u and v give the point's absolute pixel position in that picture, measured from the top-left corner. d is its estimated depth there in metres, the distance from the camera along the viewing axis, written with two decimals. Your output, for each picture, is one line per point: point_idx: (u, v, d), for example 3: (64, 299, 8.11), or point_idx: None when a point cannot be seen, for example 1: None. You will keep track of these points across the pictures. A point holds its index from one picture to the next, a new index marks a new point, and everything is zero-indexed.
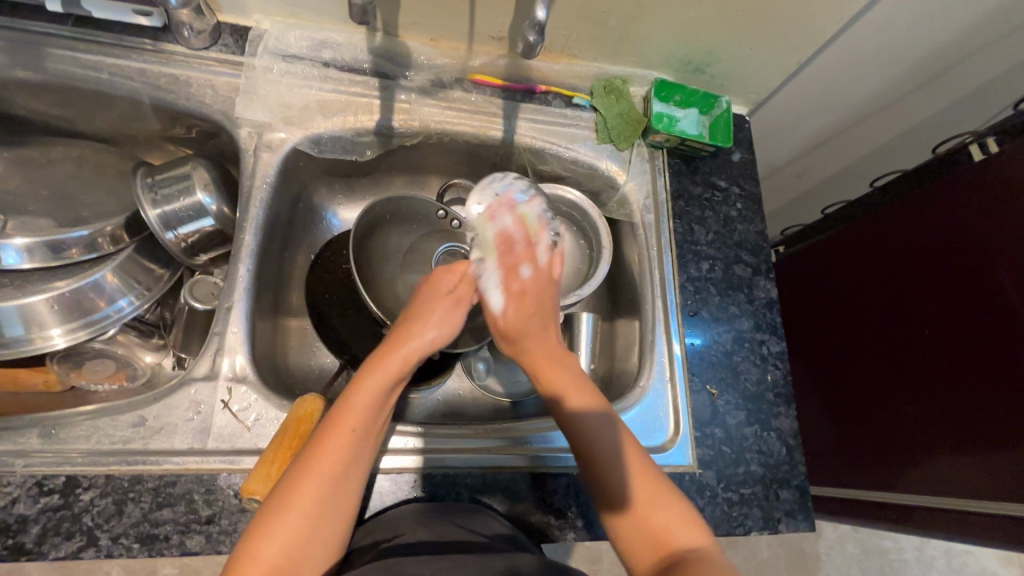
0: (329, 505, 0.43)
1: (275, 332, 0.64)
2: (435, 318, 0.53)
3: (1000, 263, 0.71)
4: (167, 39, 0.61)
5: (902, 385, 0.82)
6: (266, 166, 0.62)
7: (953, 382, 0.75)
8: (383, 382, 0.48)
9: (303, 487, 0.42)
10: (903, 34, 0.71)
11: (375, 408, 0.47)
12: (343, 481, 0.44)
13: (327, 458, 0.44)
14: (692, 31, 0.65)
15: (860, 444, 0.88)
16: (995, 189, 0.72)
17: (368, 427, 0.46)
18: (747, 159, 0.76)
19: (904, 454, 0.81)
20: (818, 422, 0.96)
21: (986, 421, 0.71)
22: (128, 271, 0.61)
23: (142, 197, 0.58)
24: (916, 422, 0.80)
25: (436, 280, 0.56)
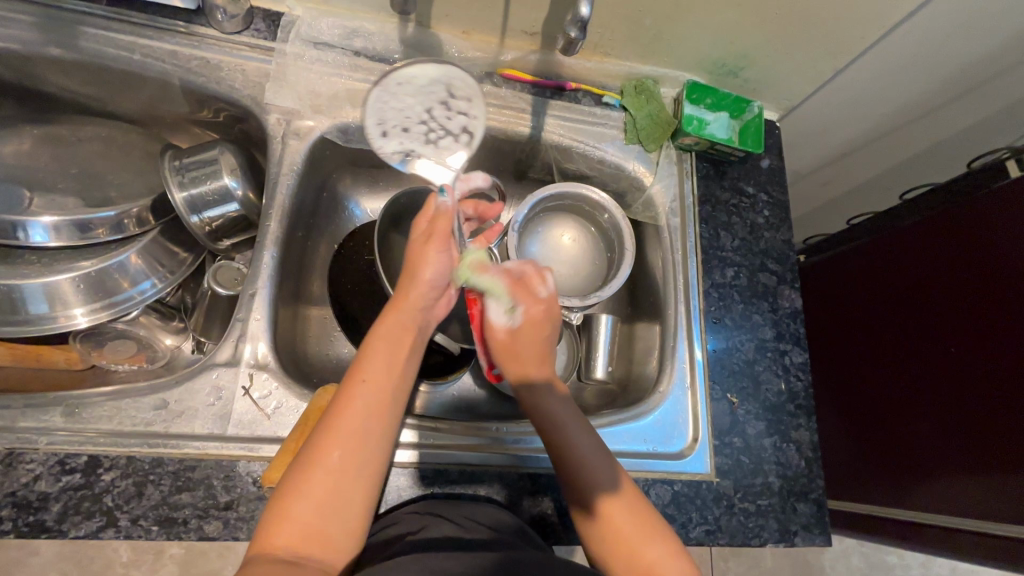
0: (351, 461, 0.43)
1: (295, 320, 0.64)
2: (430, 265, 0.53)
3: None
4: (200, 21, 0.61)
5: (921, 404, 0.81)
6: (294, 153, 0.62)
7: (974, 404, 0.74)
8: (390, 340, 0.49)
9: (329, 443, 0.43)
10: (943, 45, 0.69)
11: (389, 362, 0.48)
12: (362, 436, 0.44)
13: (347, 413, 0.44)
14: (729, 33, 0.64)
15: (878, 459, 0.87)
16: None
17: (380, 382, 0.47)
18: (776, 166, 0.75)
19: (920, 471, 0.80)
20: (833, 435, 0.95)
21: (1004, 445, 0.70)
22: (152, 253, 0.61)
23: (170, 179, 0.58)
24: (935, 440, 0.78)
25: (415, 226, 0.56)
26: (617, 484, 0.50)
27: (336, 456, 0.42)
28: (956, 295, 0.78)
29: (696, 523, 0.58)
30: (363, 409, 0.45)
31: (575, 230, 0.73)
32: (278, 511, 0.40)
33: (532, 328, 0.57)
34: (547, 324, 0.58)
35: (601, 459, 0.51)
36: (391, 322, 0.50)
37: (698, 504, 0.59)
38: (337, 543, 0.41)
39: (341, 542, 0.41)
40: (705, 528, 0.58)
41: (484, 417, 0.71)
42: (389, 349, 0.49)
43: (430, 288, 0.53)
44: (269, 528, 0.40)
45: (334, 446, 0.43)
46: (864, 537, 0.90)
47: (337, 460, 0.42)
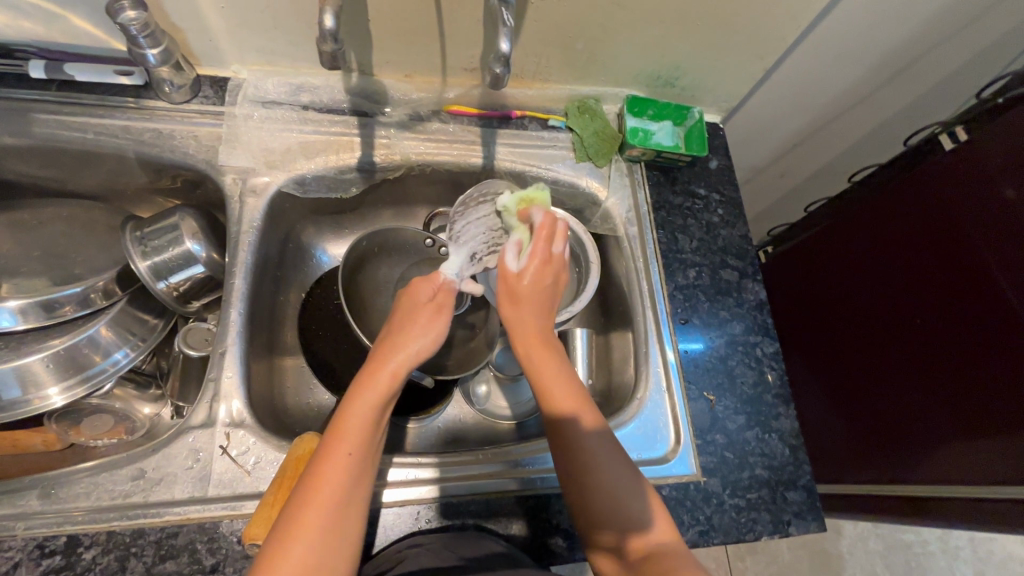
0: (336, 533, 0.41)
1: (271, 372, 0.64)
2: (419, 328, 0.51)
3: (988, 249, 0.71)
4: (149, 95, 0.63)
5: (901, 376, 0.83)
6: (252, 210, 0.63)
7: (949, 370, 0.76)
8: (375, 405, 0.47)
9: (308, 513, 0.41)
10: (862, 35, 0.73)
11: (371, 426, 0.46)
12: (346, 506, 0.43)
13: (327, 481, 0.43)
14: (658, 47, 0.67)
15: (870, 437, 0.88)
16: (970, 175, 0.73)
17: (366, 448, 0.45)
18: (724, 165, 0.77)
19: (913, 445, 0.81)
20: (825, 419, 0.97)
21: (989, 409, 0.71)
22: (122, 324, 0.62)
23: (132, 250, 0.60)
24: (923, 411, 0.79)
25: (414, 290, 0.55)
26: (639, 521, 0.47)
27: (320, 525, 0.41)
28: (917, 267, 0.80)
29: (688, 525, 0.58)
30: (349, 475, 0.43)
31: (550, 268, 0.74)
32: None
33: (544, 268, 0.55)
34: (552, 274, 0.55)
35: (621, 490, 0.48)
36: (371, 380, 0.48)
37: (689, 506, 0.59)
38: None
39: None
40: (698, 529, 0.58)
41: (471, 446, 0.72)
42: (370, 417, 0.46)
43: (414, 351, 0.50)
44: None
45: (315, 515, 0.41)
46: (869, 518, 0.90)
47: (322, 527, 0.41)
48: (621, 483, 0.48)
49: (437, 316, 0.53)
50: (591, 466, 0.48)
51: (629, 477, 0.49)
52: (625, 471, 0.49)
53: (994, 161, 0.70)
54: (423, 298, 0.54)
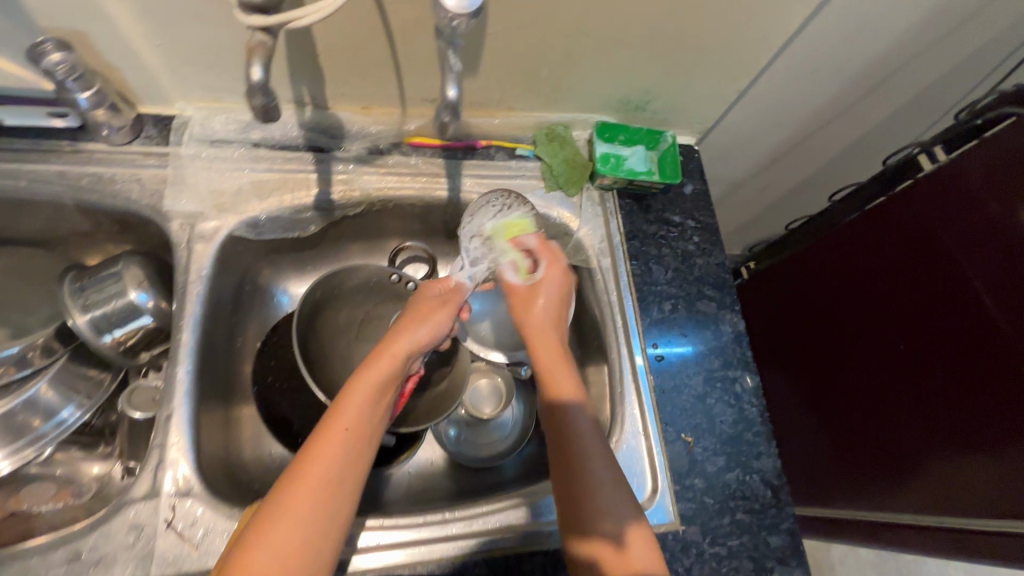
0: (324, 516, 0.42)
1: (227, 426, 0.61)
2: (424, 319, 0.54)
3: (967, 267, 0.70)
4: (86, 137, 0.59)
5: (883, 396, 0.81)
6: (201, 258, 0.59)
7: (929, 389, 0.74)
8: (373, 391, 0.48)
9: (294, 494, 0.42)
10: (836, 55, 0.71)
11: (368, 409, 0.48)
12: (337, 490, 0.44)
13: (319, 459, 0.44)
14: (626, 73, 0.65)
15: (857, 462, 0.86)
16: (948, 194, 0.72)
17: (360, 433, 0.47)
18: (699, 190, 0.75)
19: (901, 470, 0.79)
20: (807, 439, 0.95)
21: (975, 431, 0.69)
22: (66, 381, 0.59)
23: (71, 304, 0.56)
24: (909, 434, 0.77)
25: (425, 288, 0.59)
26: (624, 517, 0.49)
27: (307, 506, 0.42)
28: (896, 286, 0.79)
29: None
30: (344, 452, 0.45)
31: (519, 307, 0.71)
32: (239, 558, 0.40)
33: (551, 289, 0.60)
34: (554, 297, 0.60)
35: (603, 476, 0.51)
36: (372, 362, 0.50)
37: (666, 557, 0.57)
38: None
39: None
40: None
41: (444, 492, 0.69)
42: (368, 400, 0.48)
43: (416, 339, 0.52)
44: None
45: (303, 494, 0.42)
46: (854, 541, 0.88)
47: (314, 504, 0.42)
48: (602, 473, 0.51)
49: (439, 308, 0.55)
50: (578, 451, 0.52)
51: (610, 473, 0.51)
52: (604, 461, 0.52)
53: (974, 178, 0.69)
54: (434, 294, 0.58)
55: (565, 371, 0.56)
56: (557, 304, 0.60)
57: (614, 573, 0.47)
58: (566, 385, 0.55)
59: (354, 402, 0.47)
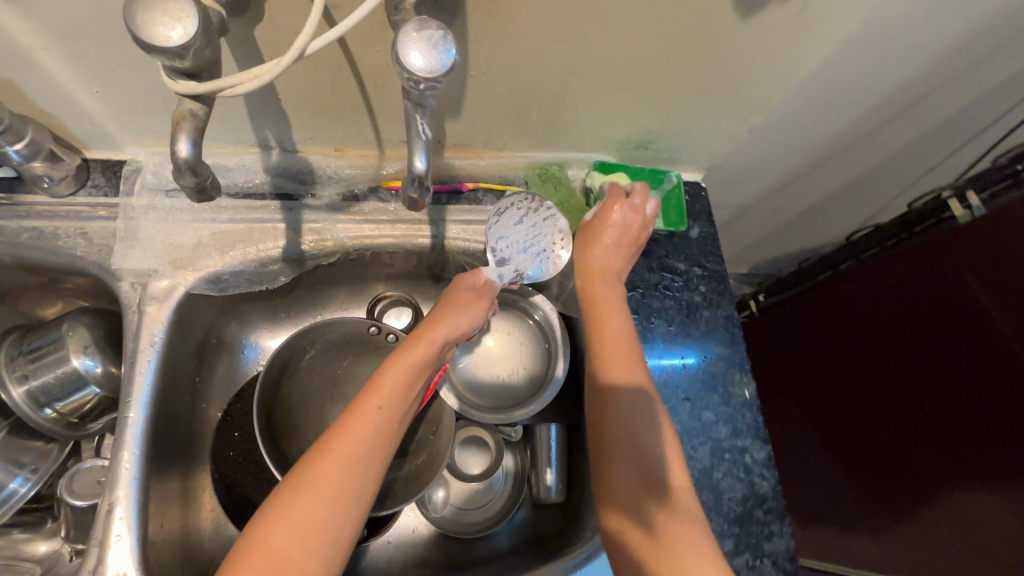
0: (348, 491, 0.42)
1: (186, 503, 0.56)
2: (461, 303, 0.53)
3: (994, 319, 0.66)
4: (24, 189, 0.54)
5: (910, 441, 0.79)
6: (153, 321, 0.53)
7: (955, 437, 0.73)
8: (409, 371, 0.48)
9: (321, 469, 0.41)
10: (857, 91, 0.64)
11: (402, 390, 0.47)
12: (364, 467, 0.43)
13: (352, 434, 0.43)
14: (625, 113, 0.58)
15: (882, 501, 0.86)
16: (978, 240, 0.68)
17: (394, 412, 0.46)
18: (707, 233, 0.68)
19: (928, 515, 0.79)
20: (835, 480, 0.94)
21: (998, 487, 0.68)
22: (6, 456, 0.54)
23: (7, 375, 0.51)
24: (934, 481, 0.77)
25: (460, 277, 0.56)
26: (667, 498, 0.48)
27: (332, 483, 0.41)
28: (921, 332, 0.76)
29: None
30: (375, 430, 0.44)
31: (523, 369, 0.64)
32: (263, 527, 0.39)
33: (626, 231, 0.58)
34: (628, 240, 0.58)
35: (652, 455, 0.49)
36: (409, 343, 0.50)
37: None
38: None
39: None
40: None
41: (426, 565, 0.64)
42: (403, 381, 0.47)
43: (453, 325, 0.51)
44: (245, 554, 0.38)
45: (330, 469, 0.41)
46: None
47: (338, 479, 0.41)
48: (646, 446, 0.49)
49: (473, 294, 0.54)
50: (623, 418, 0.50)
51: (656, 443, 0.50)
52: (653, 432, 0.50)
53: (1007, 223, 0.64)
54: (471, 281, 0.56)
55: (621, 329, 0.54)
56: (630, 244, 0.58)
57: (646, 554, 0.45)
58: (617, 344, 0.53)
59: (390, 380, 0.47)
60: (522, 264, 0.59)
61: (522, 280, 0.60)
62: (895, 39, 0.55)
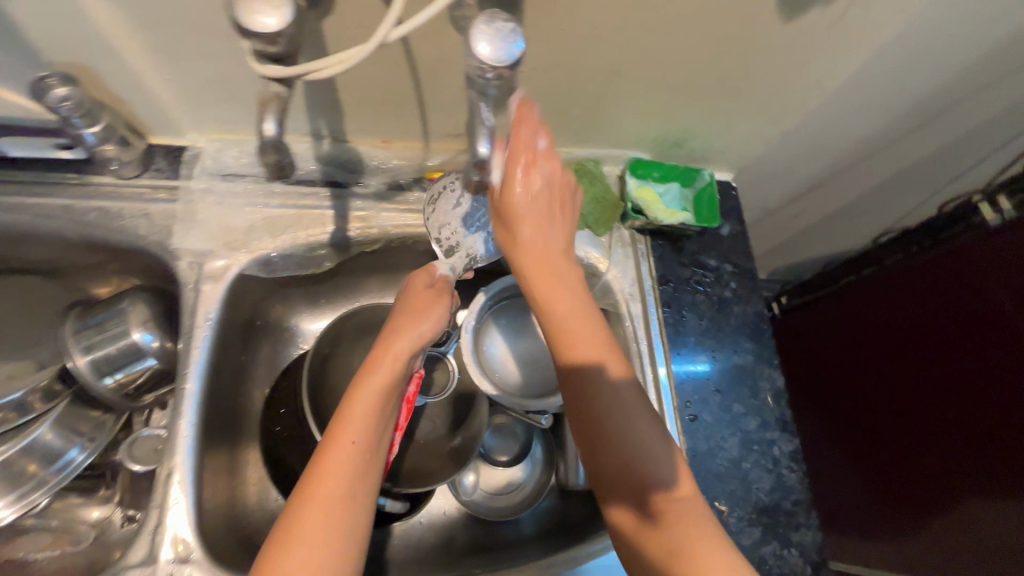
0: (336, 534, 0.41)
1: (232, 474, 0.58)
2: (424, 313, 0.51)
3: (1006, 316, 0.68)
4: (93, 169, 0.56)
5: (930, 445, 0.79)
6: (209, 299, 0.56)
7: (977, 442, 0.73)
8: (377, 397, 0.46)
9: (304, 517, 0.41)
10: (891, 98, 0.65)
11: (374, 416, 0.46)
12: (349, 504, 0.43)
13: (328, 476, 0.42)
14: (664, 112, 0.60)
15: (890, 495, 0.88)
16: (994, 240, 0.69)
17: (368, 443, 0.45)
18: (737, 232, 0.70)
19: (934, 507, 0.81)
20: (851, 480, 0.95)
21: (1001, 479, 0.70)
22: (67, 424, 0.56)
23: (73, 345, 0.54)
24: (941, 473, 0.78)
25: (414, 276, 0.55)
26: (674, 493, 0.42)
27: (315, 529, 0.41)
28: (936, 331, 0.77)
29: None
30: (350, 467, 0.43)
31: (543, 342, 0.68)
32: None
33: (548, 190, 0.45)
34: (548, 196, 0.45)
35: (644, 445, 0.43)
36: (372, 366, 0.48)
37: None
38: None
39: None
40: None
41: (457, 547, 0.66)
42: (372, 408, 0.46)
43: (416, 335, 0.50)
44: None
45: (311, 517, 0.41)
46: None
47: (332, 499, 0.42)
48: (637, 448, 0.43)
49: (429, 300, 0.52)
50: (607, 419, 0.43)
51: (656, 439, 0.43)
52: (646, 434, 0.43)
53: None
54: (423, 283, 0.54)
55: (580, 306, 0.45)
56: (555, 206, 0.46)
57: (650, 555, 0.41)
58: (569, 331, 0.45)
59: (358, 410, 0.46)
60: (472, 246, 0.59)
61: (470, 267, 0.59)
62: (934, 46, 0.56)
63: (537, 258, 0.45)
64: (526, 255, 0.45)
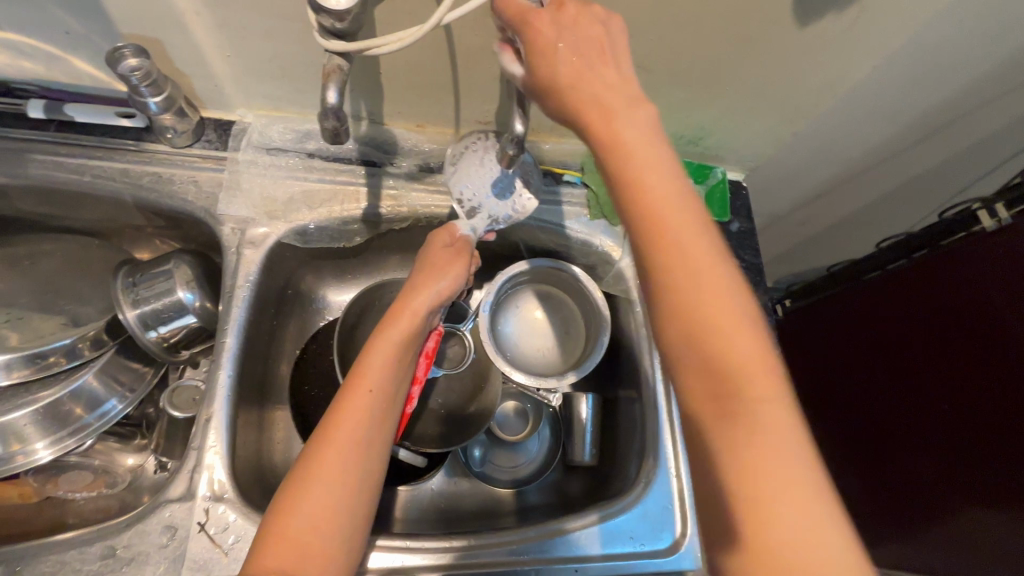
0: (352, 469, 0.47)
1: (261, 429, 0.62)
2: (438, 276, 0.57)
3: (1000, 319, 0.71)
4: (150, 138, 0.61)
5: (926, 446, 0.82)
6: (250, 263, 0.60)
7: (971, 444, 0.75)
8: (392, 351, 0.52)
9: (324, 455, 0.46)
10: (899, 108, 0.69)
11: (388, 368, 0.52)
12: (364, 444, 0.48)
13: (345, 419, 0.48)
14: (682, 109, 0.64)
15: (888, 493, 0.90)
16: (989, 247, 0.72)
17: (383, 391, 0.51)
18: (746, 228, 0.73)
19: (932, 507, 0.83)
20: (848, 479, 0.98)
21: (998, 481, 0.72)
22: (110, 373, 0.60)
23: (122, 298, 0.57)
24: (935, 474, 0.81)
25: (434, 236, 0.59)
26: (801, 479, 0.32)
27: (333, 464, 0.46)
28: (932, 333, 0.80)
29: None
30: (365, 412, 0.49)
31: (555, 325, 0.71)
32: (280, 515, 0.44)
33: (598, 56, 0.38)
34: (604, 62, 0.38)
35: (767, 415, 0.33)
36: (390, 323, 0.54)
37: None
38: (332, 550, 0.44)
39: (337, 548, 0.44)
40: None
41: (466, 513, 0.69)
42: (386, 361, 0.52)
43: (431, 296, 0.56)
44: (269, 540, 0.43)
45: (330, 453, 0.47)
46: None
47: (348, 439, 0.48)
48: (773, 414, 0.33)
49: (447, 260, 0.58)
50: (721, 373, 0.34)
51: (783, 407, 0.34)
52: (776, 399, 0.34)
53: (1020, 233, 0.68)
54: (442, 246, 0.58)
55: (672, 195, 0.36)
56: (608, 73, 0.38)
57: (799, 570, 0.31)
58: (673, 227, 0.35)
59: (375, 362, 0.52)
60: (494, 209, 0.59)
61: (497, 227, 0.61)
62: (940, 58, 0.60)
63: (643, 163, 0.36)
64: (627, 160, 0.36)
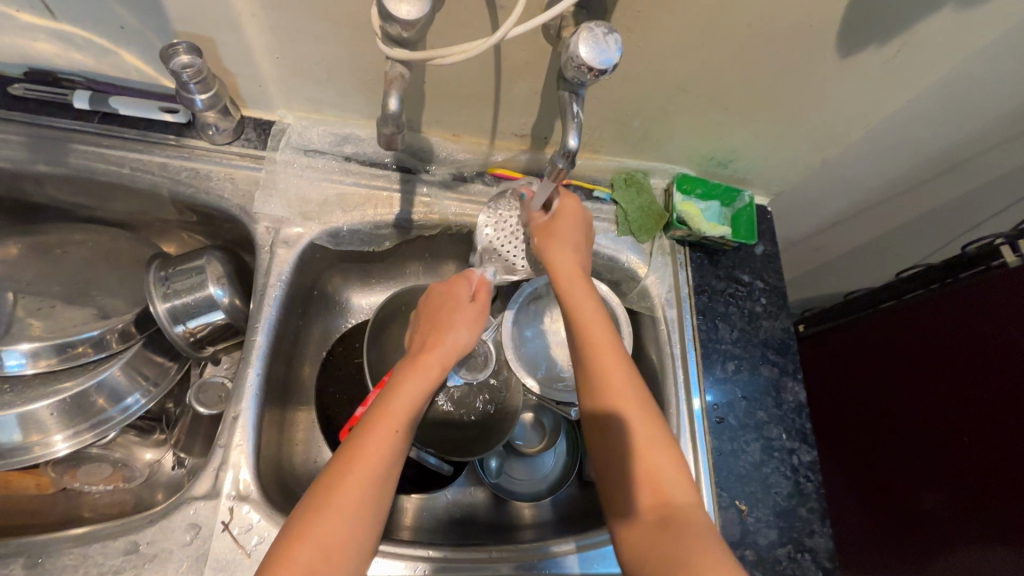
0: (367, 506, 0.45)
1: (283, 430, 0.61)
2: (461, 322, 0.57)
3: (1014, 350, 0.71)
4: (191, 134, 0.61)
5: (932, 479, 0.80)
6: (282, 262, 0.60)
7: (979, 478, 0.74)
8: (417, 389, 0.51)
9: (341, 485, 0.44)
10: (926, 141, 0.70)
11: (412, 405, 0.50)
12: (382, 482, 0.46)
13: (368, 453, 0.46)
14: (716, 132, 0.65)
15: (889, 528, 0.88)
16: (1010, 280, 0.73)
17: (406, 427, 0.49)
18: (770, 252, 0.74)
19: (931, 544, 0.80)
20: (851, 511, 0.95)
21: (1005, 520, 0.71)
22: (135, 367, 0.59)
23: (154, 291, 0.57)
24: (940, 508, 0.79)
25: (455, 285, 0.60)
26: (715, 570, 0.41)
27: (350, 498, 0.44)
28: (946, 363, 0.80)
29: None
30: (387, 447, 0.47)
31: None
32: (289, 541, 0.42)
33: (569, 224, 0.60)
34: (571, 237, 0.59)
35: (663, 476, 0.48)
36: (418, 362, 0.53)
37: None
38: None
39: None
40: None
41: (480, 525, 0.68)
42: (411, 398, 0.50)
43: (454, 343, 0.56)
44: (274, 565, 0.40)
45: (347, 487, 0.44)
46: None
47: (367, 475, 0.45)
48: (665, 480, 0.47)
49: (467, 308, 0.58)
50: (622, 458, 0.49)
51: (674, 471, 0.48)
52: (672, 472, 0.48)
53: None
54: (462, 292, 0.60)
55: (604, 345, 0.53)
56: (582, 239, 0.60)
57: None
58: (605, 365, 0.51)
59: (401, 398, 0.50)
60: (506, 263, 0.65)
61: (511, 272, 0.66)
62: (971, 96, 0.61)
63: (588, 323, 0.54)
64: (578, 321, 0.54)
